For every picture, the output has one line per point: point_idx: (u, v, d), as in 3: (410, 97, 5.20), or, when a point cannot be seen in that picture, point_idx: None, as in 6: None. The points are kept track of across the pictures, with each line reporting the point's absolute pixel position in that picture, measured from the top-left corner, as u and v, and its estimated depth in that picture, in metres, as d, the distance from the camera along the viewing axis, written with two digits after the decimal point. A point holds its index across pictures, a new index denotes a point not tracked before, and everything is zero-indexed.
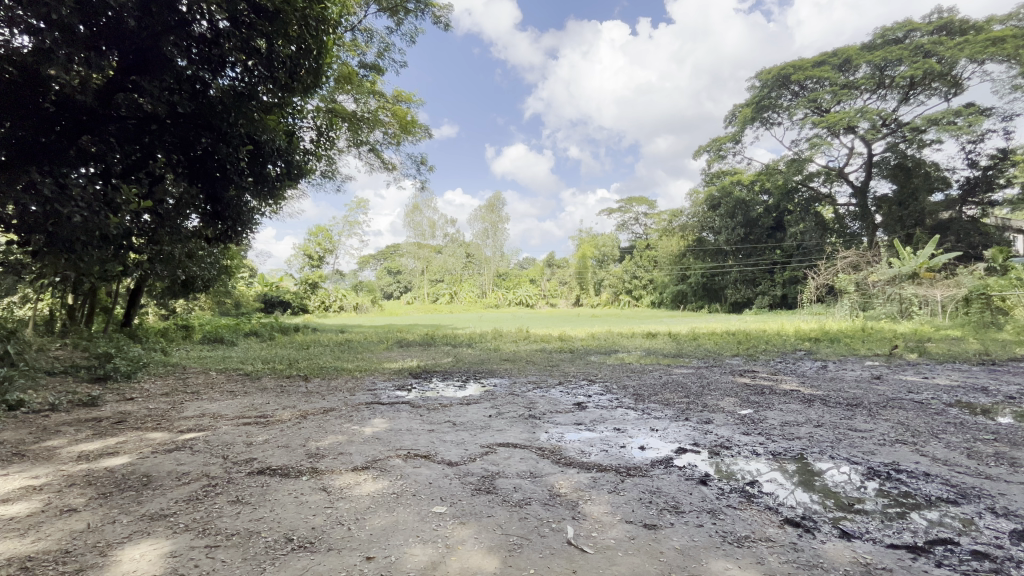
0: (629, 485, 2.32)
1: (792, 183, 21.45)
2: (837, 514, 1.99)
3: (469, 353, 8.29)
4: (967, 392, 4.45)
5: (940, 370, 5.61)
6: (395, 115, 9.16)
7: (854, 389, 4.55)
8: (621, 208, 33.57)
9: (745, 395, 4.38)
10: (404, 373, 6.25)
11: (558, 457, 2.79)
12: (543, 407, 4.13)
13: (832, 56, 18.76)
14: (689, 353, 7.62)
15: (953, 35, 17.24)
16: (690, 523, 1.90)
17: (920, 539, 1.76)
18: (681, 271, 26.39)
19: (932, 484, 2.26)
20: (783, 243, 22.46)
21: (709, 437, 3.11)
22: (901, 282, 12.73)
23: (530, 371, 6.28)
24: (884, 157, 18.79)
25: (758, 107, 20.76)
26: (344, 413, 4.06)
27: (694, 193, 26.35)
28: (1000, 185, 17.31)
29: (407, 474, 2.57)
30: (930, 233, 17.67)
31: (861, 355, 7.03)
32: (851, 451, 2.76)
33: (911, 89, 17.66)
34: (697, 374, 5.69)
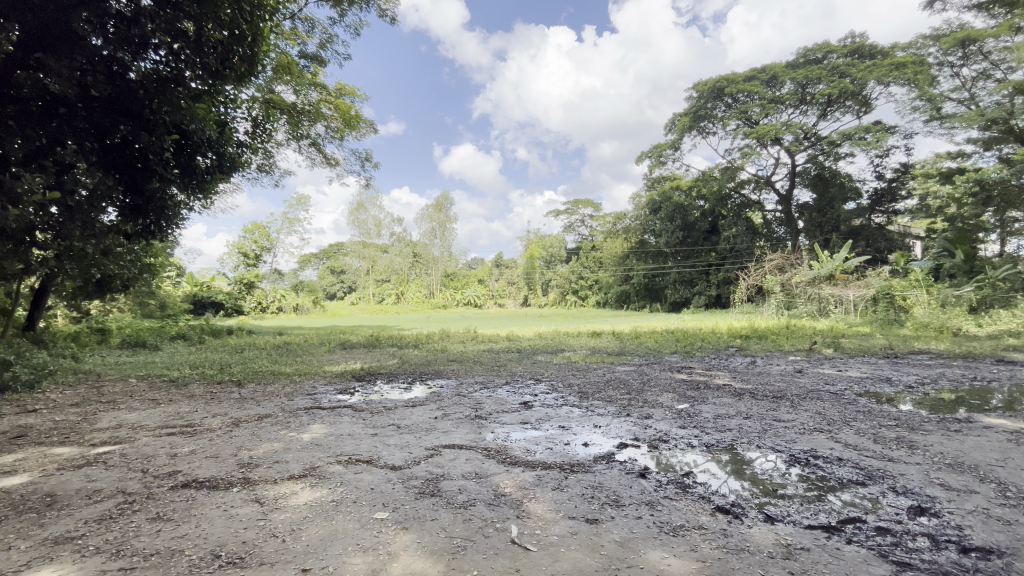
0: (572, 482, 2.36)
1: (726, 190, 22.72)
2: (763, 500, 2.12)
3: (415, 354, 8.15)
4: (874, 382, 4.91)
5: (852, 363, 6.15)
6: (338, 109, 8.84)
7: (778, 382, 4.90)
8: (567, 210, 34.23)
9: (682, 390, 4.60)
10: (348, 376, 6.04)
11: (504, 457, 2.80)
12: (490, 407, 4.13)
13: (761, 72, 20.05)
14: (632, 351, 7.88)
15: (864, 58, 18.88)
16: (630, 516, 1.97)
17: (834, 518, 1.91)
18: (625, 272, 27.35)
19: (844, 468, 2.47)
20: (717, 246, 23.77)
21: (649, 432, 3.24)
22: (820, 283, 13.86)
23: (477, 371, 6.27)
24: (805, 167, 20.31)
25: (696, 116, 21.82)
26: (281, 419, 3.85)
27: (637, 197, 27.33)
28: (902, 196, 19.23)
29: (348, 481, 2.48)
30: (844, 238, 19.34)
31: (785, 350, 7.58)
32: (775, 440, 2.96)
33: (829, 106, 19.28)
34: (638, 371, 5.91)
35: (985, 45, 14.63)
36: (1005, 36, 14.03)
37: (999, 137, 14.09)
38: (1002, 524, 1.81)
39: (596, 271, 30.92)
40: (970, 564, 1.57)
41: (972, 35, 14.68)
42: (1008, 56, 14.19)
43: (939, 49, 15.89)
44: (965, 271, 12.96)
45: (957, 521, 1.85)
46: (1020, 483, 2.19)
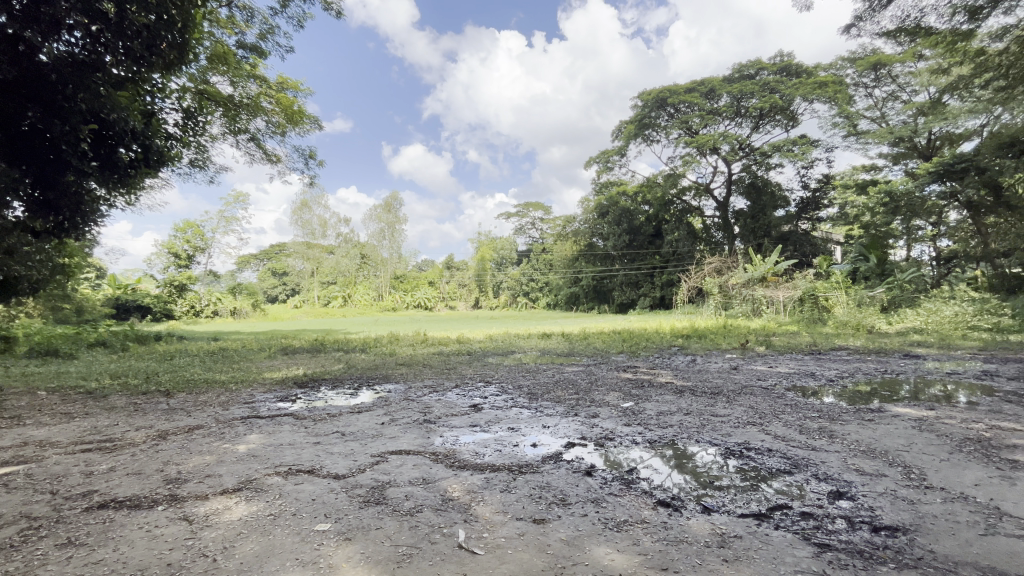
0: (520, 483, 2.37)
1: (669, 196, 23.51)
2: (701, 492, 2.22)
3: (362, 358, 7.91)
4: (800, 377, 5.29)
5: (781, 360, 6.60)
6: (279, 104, 8.44)
7: (716, 379, 5.17)
8: (518, 213, 34.49)
9: (627, 389, 4.74)
10: (289, 383, 5.75)
11: (452, 460, 2.77)
12: (439, 411, 4.08)
13: (700, 84, 21.06)
14: (580, 352, 8.04)
15: (792, 76, 20.31)
16: (576, 514, 2.00)
17: (764, 506, 2.04)
18: (574, 274, 28.03)
19: (774, 458, 2.64)
20: (661, 250, 24.74)
21: (595, 430, 3.31)
22: (753, 285, 14.75)
23: (427, 374, 6.18)
24: (740, 176, 21.55)
25: (641, 125, 22.62)
26: (213, 431, 3.62)
27: (585, 201, 27.97)
28: (825, 205, 20.85)
29: (287, 493, 2.36)
30: (775, 243, 20.71)
31: (723, 349, 8.00)
32: (712, 435, 3.11)
33: (761, 119, 20.61)
34: (586, 371, 6.04)
35: (893, 70, 16.29)
36: (909, 61, 15.78)
37: (904, 153, 15.51)
38: (907, 504, 1.99)
39: (546, 274, 31.41)
40: (881, 541, 1.72)
41: (883, 60, 16.21)
42: (912, 80, 16.01)
43: (855, 71, 17.37)
44: (878, 274, 14.22)
45: (869, 502, 2.03)
46: (922, 465, 2.42)
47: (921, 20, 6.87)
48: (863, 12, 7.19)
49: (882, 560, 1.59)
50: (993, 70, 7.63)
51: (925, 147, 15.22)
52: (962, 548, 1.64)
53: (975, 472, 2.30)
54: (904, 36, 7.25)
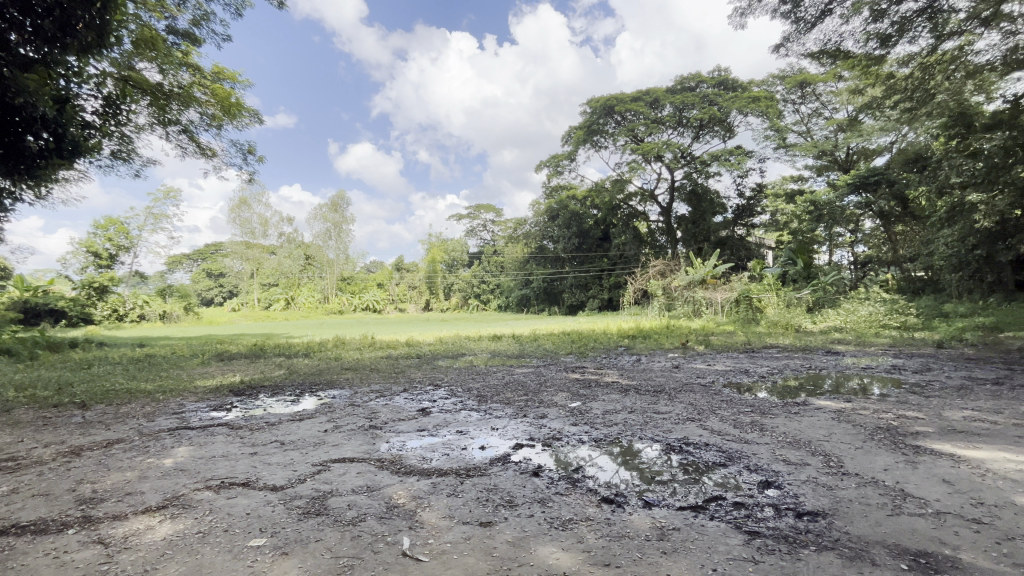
0: (467, 486, 2.36)
1: (616, 201, 23.86)
2: (643, 487, 2.29)
3: (304, 363, 7.59)
4: (735, 374, 5.60)
5: (719, 358, 6.95)
6: (215, 95, 7.94)
7: (659, 377, 5.38)
8: (469, 214, 34.31)
9: (575, 389, 4.83)
10: (224, 391, 5.41)
11: (398, 467, 2.71)
12: (385, 416, 3.97)
13: (645, 94, 21.83)
14: (530, 353, 8.13)
15: (728, 89, 21.48)
16: (523, 515, 2.01)
17: (700, 498, 2.14)
18: (525, 276, 28.31)
19: (710, 452, 2.77)
20: (609, 253, 25.46)
21: (543, 431, 3.35)
22: (694, 287, 15.47)
23: (373, 379, 6.02)
24: (682, 183, 22.55)
25: (589, 130, 23.16)
26: (136, 445, 3.34)
27: (536, 204, 28.31)
28: (758, 212, 22.21)
29: (218, 508, 2.22)
30: (714, 247, 21.86)
31: (665, 348, 8.31)
32: (654, 431, 3.23)
33: (701, 130, 21.70)
34: (535, 372, 6.10)
35: (817, 88, 17.60)
36: (831, 82, 17.14)
37: (827, 165, 17.05)
38: (826, 489, 2.16)
39: (497, 276, 31.60)
40: (803, 526, 1.84)
41: (808, 79, 17.50)
42: (833, 99, 17.38)
43: (784, 88, 18.62)
44: (805, 277, 15.24)
45: (794, 490, 2.17)
46: (840, 453, 2.63)
47: (839, 45, 7.49)
48: (791, 34, 7.74)
49: (804, 543, 1.71)
50: (900, 93, 8.42)
51: (844, 161, 16.57)
52: (872, 528, 1.79)
53: (884, 458, 2.52)
54: (826, 58, 7.86)
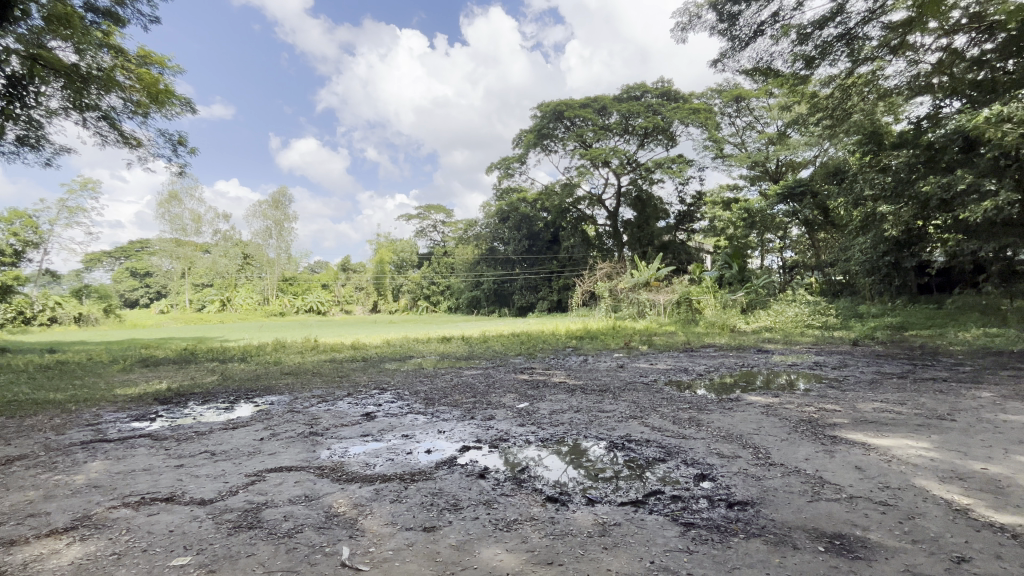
0: (412, 491, 2.31)
1: (565, 204, 24.08)
2: (586, 485, 2.34)
3: (241, 368, 7.17)
4: (676, 372, 5.85)
5: (661, 357, 7.24)
6: (140, 80, 7.32)
7: (604, 377, 5.52)
8: (419, 215, 33.73)
9: (523, 390, 4.87)
10: (149, 400, 5.01)
11: (339, 474, 2.61)
12: (327, 422, 3.82)
13: (593, 101, 22.39)
14: (479, 355, 8.10)
15: (671, 100, 22.41)
16: (467, 517, 1.99)
17: (640, 494, 2.20)
18: (475, 278, 28.23)
19: (651, 448, 2.87)
20: (558, 255, 25.88)
21: (490, 432, 3.34)
22: (638, 289, 16.04)
23: (316, 383, 5.78)
24: (628, 189, 23.31)
25: (540, 134, 23.40)
26: (41, 461, 3.02)
27: (487, 205, 28.30)
28: (698, 218, 23.32)
29: (137, 526, 2.05)
30: (657, 251, 22.74)
31: (611, 348, 8.54)
32: (599, 430, 3.30)
33: (646, 138, 22.54)
34: (484, 374, 6.09)
35: (751, 103, 18.72)
36: (763, 98, 18.28)
37: (759, 175, 18.06)
38: (755, 480, 2.29)
39: (447, 277, 31.32)
40: (734, 516, 1.94)
41: (743, 94, 18.57)
42: (764, 114, 18.55)
43: (721, 101, 19.66)
44: (739, 280, 16.17)
45: (727, 482, 2.29)
46: (768, 445, 2.80)
47: (770, 63, 8.01)
48: (727, 50, 8.20)
49: (734, 532, 1.80)
50: (822, 112, 9.12)
51: (774, 172, 17.73)
52: (794, 514, 1.92)
53: (806, 448, 2.71)
54: (758, 75, 8.38)
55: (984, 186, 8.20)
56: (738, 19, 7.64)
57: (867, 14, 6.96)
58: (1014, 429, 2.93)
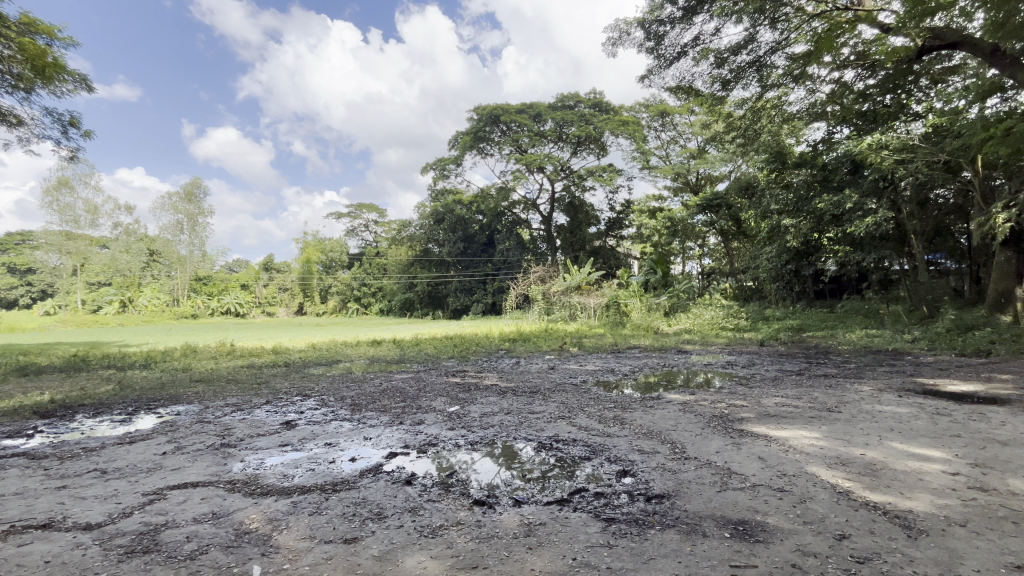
0: (333, 502, 2.21)
1: (500, 208, 24.33)
2: (514, 486, 2.36)
3: (142, 376, 6.49)
4: (604, 373, 6.07)
5: (591, 358, 7.49)
6: (23, 50, 6.41)
7: (535, 379, 5.60)
8: (350, 213, 32.39)
9: (454, 393, 4.82)
10: (25, 414, 4.38)
11: (253, 487, 2.44)
12: (241, 432, 3.56)
13: (528, 108, 22.80)
14: (411, 358, 7.93)
15: (602, 111, 23.26)
16: (391, 526, 1.94)
17: (565, 492, 2.26)
18: (408, 279, 27.64)
19: (578, 447, 2.95)
20: (493, 258, 25.98)
21: (419, 437, 3.27)
22: (570, 292, 16.50)
23: (230, 391, 5.36)
24: (561, 195, 23.96)
25: (476, 137, 23.41)
26: None
27: (422, 206, 27.79)
28: (626, 225, 24.36)
29: (6, 559, 1.79)
30: (589, 255, 23.51)
31: (542, 351, 8.71)
32: (528, 431, 3.34)
33: (578, 146, 23.26)
34: (415, 377, 5.96)
35: (674, 119, 19.80)
36: (685, 114, 19.41)
37: (681, 187, 19.39)
38: (671, 473, 2.43)
39: (379, 278, 30.43)
40: (652, 508, 2.05)
41: (667, 110, 19.63)
42: (687, 129, 19.70)
43: (648, 115, 20.68)
44: (663, 285, 17.13)
45: (646, 476, 2.41)
46: (684, 440, 2.98)
47: (691, 83, 8.58)
48: (653, 68, 8.68)
49: (651, 524, 1.90)
50: (736, 131, 9.91)
51: (694, 184, 18.96)
52: (705, 504, 2.06)
53: (715, 441, 2.92)
54: (681, 93, 8.95)
55: (867, 205, 9.31)
56: (664, 39, 8.12)
57: (774, 44, 7.67)
58: (887, 418, 3.34)
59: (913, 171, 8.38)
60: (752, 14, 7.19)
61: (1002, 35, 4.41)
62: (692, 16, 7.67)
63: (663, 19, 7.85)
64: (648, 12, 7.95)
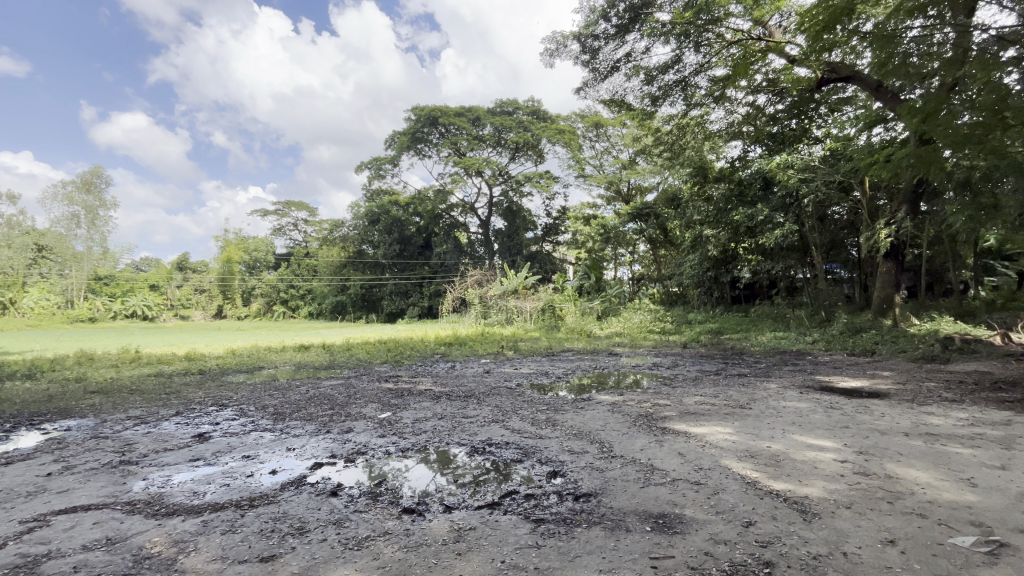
0: (249, 519, 2.07)
1: (437, 210, 24.22)
2: (445, 492, 2.33)
3: (25, 388, 5.72)
4: (537, 376, 6.18)
5: (526, 362, 7.57)
6: None
7: (470, 383, 5.58)
8: (277, 211, 30.62)
9: (386, 399, 4.69)
10: None
11: (158, 507, 2.23)
12: (146, 447, 3.24)
13: (467, 111, 22.77)
14: (341, 364, 7.63)
15: (540, 119, 23.69)
16: (314, 540, 1.85)
17: (496, 495, 2.27)
18: (341, 282, 26.63)
19: (510, 450, 2.98)
20: (430, 261, 25.56)
21: (347, 446, 3.15)
22: (507, 296, 16.65)
23: (133, 402, 4.86)
24: (499, 199, 24.19)
25: (414, 138, 23.06)
26: None
27: (355, 205, 26.83)
28: (562, 231, 24.94)
29: None
30: (525, 260, 23.83)
31: (478, 355, 8.70)
32: (461, 436, 3.32)
33: (517, 152, 23.59)
34: (345, 384, 5.72)
35: (608, 130, 20.51)
36: (618, 126, 20.20)
37: (614, 196, 20.17)
38: (599, 472, 2.51)
39: (309, 280, 29.05)
40: (580, 507, 2.11)
41: (602, 121, 20.33)
42: (619, 141, 20.50)
43: (584, 126, 21.34)
44: (596, 290, 17.75)
45: (575, 476, 2.48)
46: (611, 439, 3.10)
47: (623, 97, 9.00)
48: (589, 81, 9.00)
49: (578, 522, 1.95)
50: (664, 146, 10.52)
51: (625, 194, 19.79)
52: (630, 500, 2.16)
53: (641, 440, 3.06)
54: (614, 106, 9.36)
55: (776, 218, 10.21)
56: (598, 53, 8.45)
57: (697, 66, 8.22)
58: (789, 412, 3.68)
59: (814, 190, 9.31)
60: (678, 37, 7.68)
61: (884, 73, 4.99)
62: (624, 34, 8.07)
63: (597, 35, 8.18)
64: (584, 27, 8.25)
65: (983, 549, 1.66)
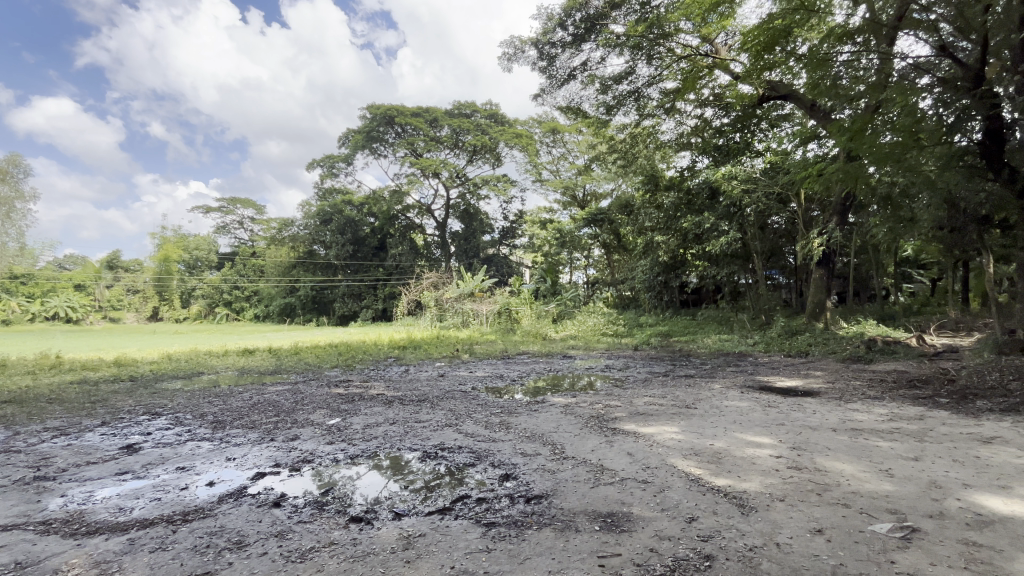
0: (182, 535, 1.94)
1: (393, 211, 23.84)
2: (395, 499, 2.28)
3: None
4: (492, 379, 6.16)
5: (481, 365, 7.52)
6: None
7: (423, 387, 5.48)
8: (220, 208, 29.04)
9: (335, 404, 4.54)
10: None
11: (78, 526, 2.06)
12: (66, 461, 2.98)
13: (424, 112, 22.52)
14: (288, 368, 7.31)
15: (497, 122, 23.76)
16: (253, 554, 1.76)
17: (447, 501, 2.24)
18: (290, 283, 25.60)
19: (463, 454, 2.95)
20: (384, 263, 25.00)
21: (292, 454, 3.02)
22: (463, 299, 16.53)
23: (53, 412, 4.45)
24: (456, 202, 24.04)
25: (369, 137, 22.51)
26: None
27: (307, 204, 25.88)
28: (519, 234, 25.08)
29: None
30: (482, 263, 23.78)
31: (433, 358, 8.58)
32: (413, 441, 3.26)
33: (474, 155, 23.53)
34: (292, 389, 5.49)
35: (564, 137, 20.82)
36: (574, 133, 20.57)
37: (570, 201, 20.51)
38: (551, 474, 2.54)
39: (254, 281, 27.70)
40: (530, 509, 2.12)
41: (558, 127, 20.64)
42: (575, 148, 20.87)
43: (541, 131, 21.59)
44: (552, 293, 17.93)
45: (527, 478, 2.49)
46: (564, 441, 3.14)
47: (579, 105, 9.20)
48: (546, 87, 9.12)
49: (528, 524, 1.97)
50: (618, 153, 10.80)
51: (581, 200, 20.15)
52: (580, 500, 2.19)
53: (592, 441, 3.11)
54: (570, 113, 9.54)
55: (721, 226, 10.70)
56: (556, 60, 8.58)
57: (650, 78, 8.52)
58: (732, 412, 3.86)
59: (755, 200, 9.85)
60: (631, 49, 7.92)
61: (816, 94, 5.36)
62: (580, 44, 8.25)
63: (554, 42, 8.31)
64: (541, 34, 8.37)
65: (897, 534, 1.81)
